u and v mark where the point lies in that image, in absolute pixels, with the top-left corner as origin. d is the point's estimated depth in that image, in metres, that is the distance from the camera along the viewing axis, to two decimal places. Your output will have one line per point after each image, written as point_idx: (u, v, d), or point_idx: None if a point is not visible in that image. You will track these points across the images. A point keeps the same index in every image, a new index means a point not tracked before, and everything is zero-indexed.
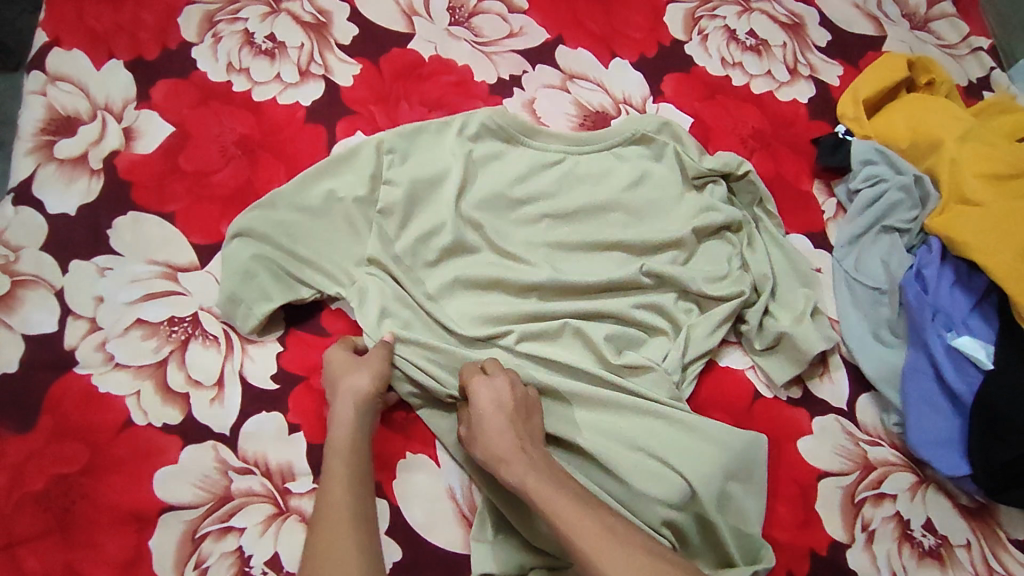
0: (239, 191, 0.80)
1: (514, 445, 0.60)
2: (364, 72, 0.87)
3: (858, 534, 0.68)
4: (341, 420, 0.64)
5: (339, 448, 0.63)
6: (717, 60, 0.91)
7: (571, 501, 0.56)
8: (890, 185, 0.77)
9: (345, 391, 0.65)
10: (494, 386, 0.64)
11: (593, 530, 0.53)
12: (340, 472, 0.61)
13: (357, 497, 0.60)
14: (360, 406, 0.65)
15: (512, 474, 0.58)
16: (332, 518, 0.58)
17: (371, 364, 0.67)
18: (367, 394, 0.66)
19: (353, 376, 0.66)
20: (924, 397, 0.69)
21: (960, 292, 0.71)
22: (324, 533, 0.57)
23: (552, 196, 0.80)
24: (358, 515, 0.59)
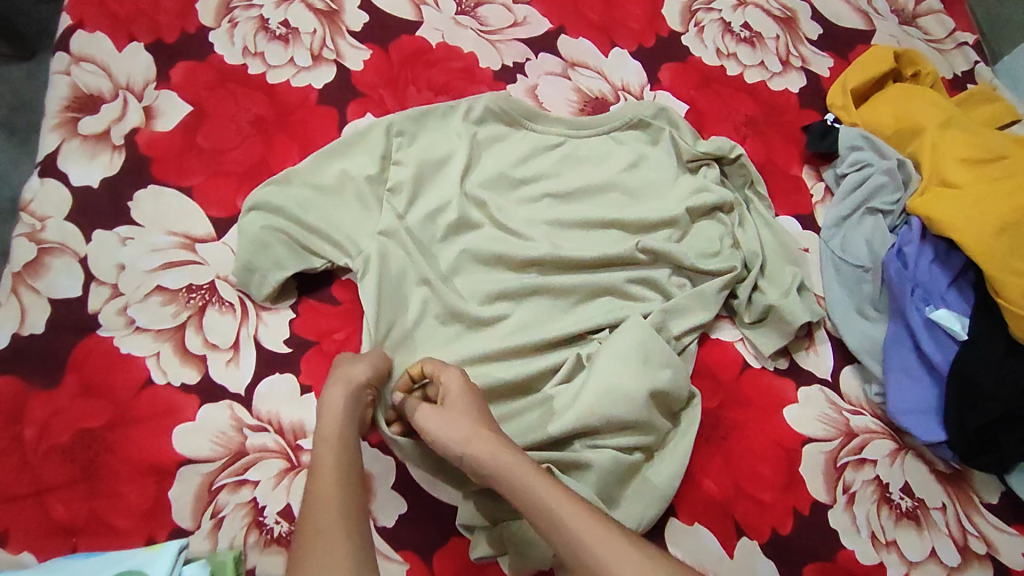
0: (254, 168, 0.84)
1: (490, 430, 0.62)
2: (374, 57, 0.91)
3: (839, 495, 0.72)
4: (330, 410, 0.62)
5: (329, 439, 0.60)
6: (713, 50, 0.94)
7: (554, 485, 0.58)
8: (876, 169, 0.81)
9: (336, 381, 0.64)
10: (466, 378, 0.67)
11: (582, 518, 0.55)
12: (330, 463, 0.59)
13: (346, 487, 0.57)
14: (351, 396, 0.64)
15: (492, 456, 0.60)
16: (322, 509, 0.55)
17: (371, 358, 0.68)
18: (359, 383, 0.65)
19: (347, 366, 0.66)
20: (903, 365, 0.73)
21: (938, 268, 0.75)
22: (314, 525, 0.54)
23: (553, 176, 0.84)
24: (348, 506, 0.56)
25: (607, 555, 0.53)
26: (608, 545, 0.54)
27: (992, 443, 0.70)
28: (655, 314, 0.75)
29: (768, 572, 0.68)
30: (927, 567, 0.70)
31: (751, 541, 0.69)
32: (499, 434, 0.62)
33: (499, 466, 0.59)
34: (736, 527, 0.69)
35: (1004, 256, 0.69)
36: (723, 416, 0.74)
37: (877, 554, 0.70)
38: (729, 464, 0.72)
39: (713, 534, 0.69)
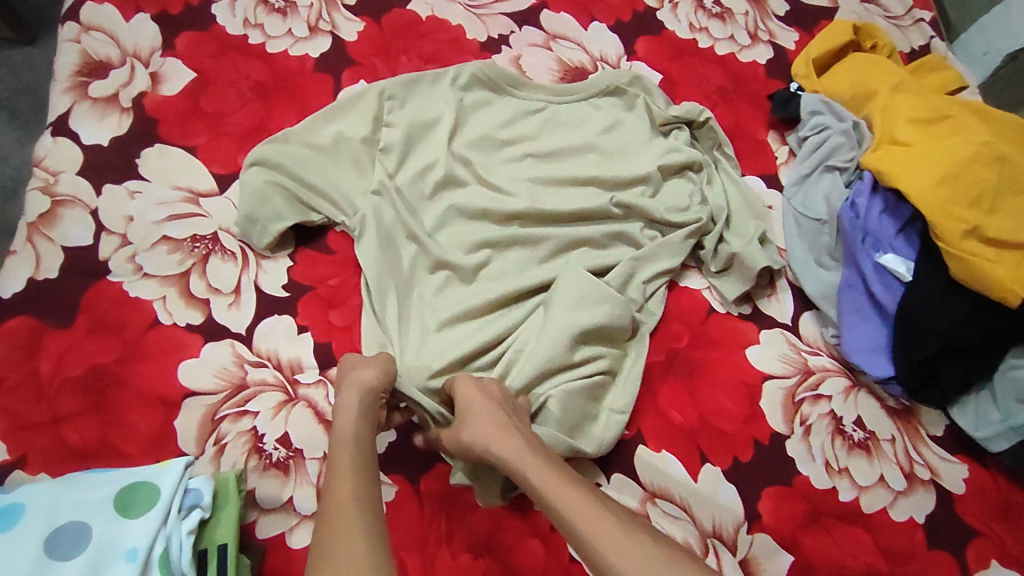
0: (254, 129, 0.89)
1: (498, 425, 0.64)
2: (367, 29, 0.97)
3: (796, 427, 0.78)
4: (345, 412, 0.65)
5: (345, 439, 0.62)
6: (686, 25, 1.01)
7: (555, 471, 0.60)
8: (834, 131, 0.87)
9: (352, 385, 0.67)
10: (479, 378, 0.70)
11: (588, 509, 0.56)
12: (345, 459, 0.60)
13: (365, 482, 0.58)
14: (364, 398, 0.66)
15: (499, 450, 0.62)
16: (337, 504, 0.56)
17: (379, 362, 0.70)
18: (372, 387, 0.67)
19: (362, 372, 0.68)
20: (856, 308, 0.80)
21: (888, 218, 0.80)
22: (331, 519, 0.54)
23: (535, 138, 0.90)
24: (364, 498, 0.57)
25: (613, 547, 0.53)
26: (622, 545, 0.53)
27: (934, 377, 0.76)
28: (626, 260, 0.81)
29: (729, 494, 0.74)
30: (876, 491, 0.76)
31: (714, 467, 0.75)
32: (509, 427, 0.64)
33: (502, 456, 0.62)
34: (700, 454, 0.75)
35: (944, 203, 0.75)
36: (689, 355, 0.80)
37: (830, 479, 0.76)
38: (695, 398, 0.78)
39: (679, 460, 0.75)
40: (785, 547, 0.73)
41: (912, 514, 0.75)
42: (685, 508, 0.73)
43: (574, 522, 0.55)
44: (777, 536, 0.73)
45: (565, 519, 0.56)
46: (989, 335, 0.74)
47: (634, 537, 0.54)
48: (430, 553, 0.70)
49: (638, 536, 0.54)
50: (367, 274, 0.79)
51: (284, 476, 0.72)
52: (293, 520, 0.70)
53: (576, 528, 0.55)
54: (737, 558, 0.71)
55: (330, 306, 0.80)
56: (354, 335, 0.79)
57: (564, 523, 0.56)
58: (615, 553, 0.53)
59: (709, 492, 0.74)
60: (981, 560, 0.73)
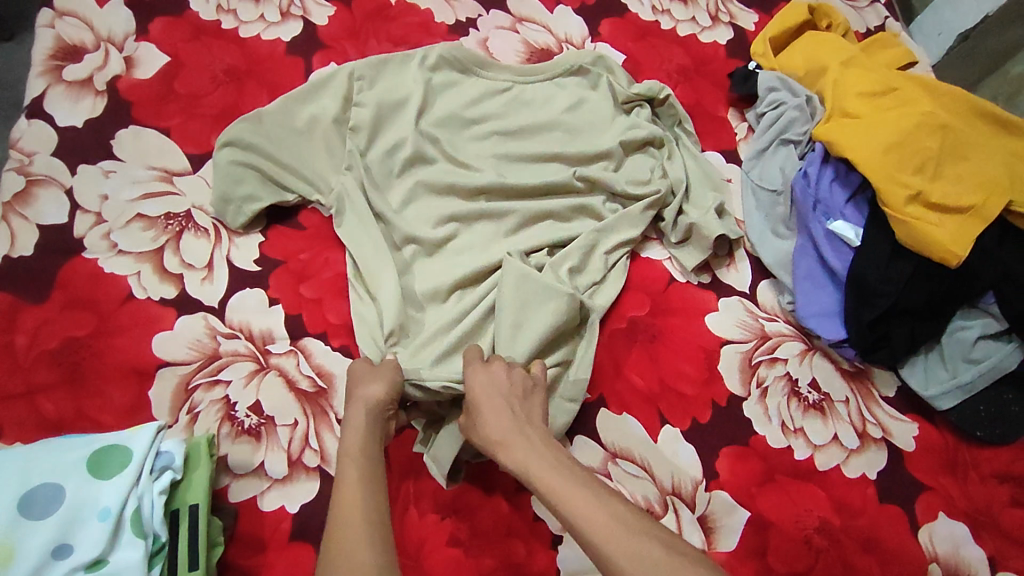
0: (227, 111, 0.92)
1: (509, 429, 0.65)
2: (338, 13, 1.00)
3: (753, 389, 0.80)
4: (353, 425, 0.66)
5: (351, 453, 0.63)
6: (648, 7, 1.04)
7: (565, 474, 0.61)
8: (789, 106, 0.91)
9: (358, 400, 0.68)
10: (488, 375, 0.70)
11: (596, 515, 0.56)
12: (352, 475, 0.61)
13: (372, 496, 0.60)
14: (371, 413, 0.67)
15: (510, 456, 0.64)
16: (344, 519, 0.57)
17: (385, 376, 0.70)
18: (378, 400, 0.68)
19: (365, 387, 0.69)
20: (809, 276, 0.83)
21: (838, 186, 0.84)
22: (339, 535, 0.56)
23: (501, 117, 0.93)
24: (371, 511, 0.58)
25: (625, 556, 0.53)
26: (627, 552, 0.53)
27: (884, 338, 0.79)
28: (587, 233, 0.83)
29: (688, 454, 0.76)
30: (829, 450, 0.78)
31: (674, 428, 0.77)
32: (519, 431, 0.66)
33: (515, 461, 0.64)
34: (659, 415, 0.77)
35: (890, 169, 0.78)
36: (651, 323, 0.82)
37: (786, 439, 0.78)
38: (657, 363, 0.80)
39: (639, 422, 0.77)
40: (741, 503, 0.74)
41: (864, 471, 0.77)
42: (645, 467, 0.74)
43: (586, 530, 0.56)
44: (735, 493, 0.74)
45: (576, 526, 0.56)
46: (933, 295, 0.78)
47: (645, 546, 0.54)
48: (397, 515, 0.72)
49: (649, 547, 0.54)
50: (349, 252, 0.81)
51: (256, 442, 0.72)
52: (264, 484, 0.71)
53: (587, 534, 0.55)
54: (696, 514, 0.73)
55: (300, 279, 0.81)
56: (324, 307, 0.80)
57: (576, 531, 0.56)
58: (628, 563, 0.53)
59: (669, 452, 0.75)
60: (930, 513, 0.75)
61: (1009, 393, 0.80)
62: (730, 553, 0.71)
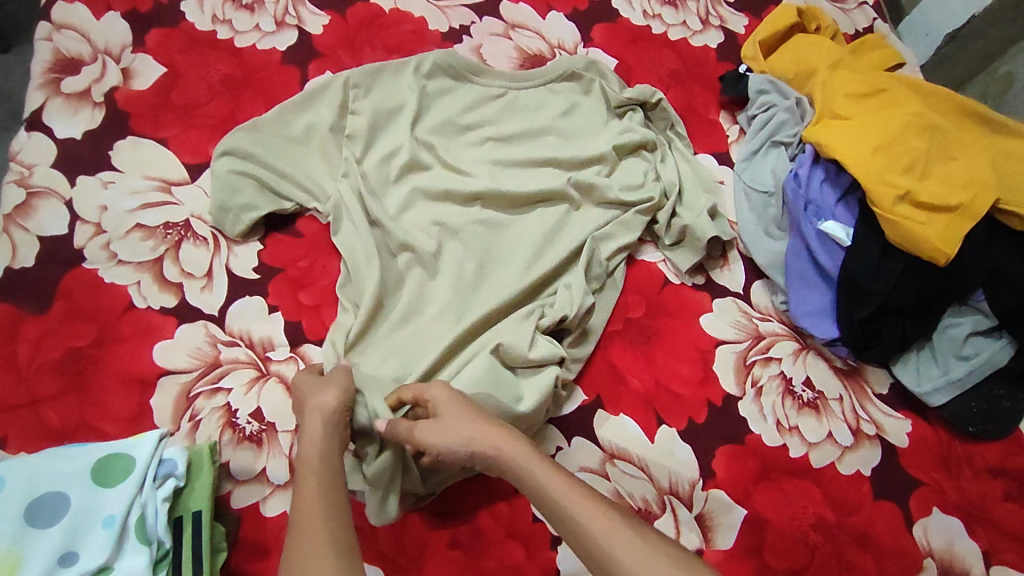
0: (224, 121, 0.93)
1: (476, 420, 0.64)
2: (332, 22, 1.01)
3: (748, 388, 0.81)
4: (309, 436, 0.64)
5: (310, 460, 0.62)
6: (640, 12, 1.06)
7: (541, 464, 0.61)
8: (779, 109, 0.92)
9: (312, 411, 0.66)
10: (449, 383, 0.69)
11: (595, 511, 0.56)
12: (312, 483, 0.60)
13: (333, 504, 0.58)
14: (328, 422, 0.66)
15: (483, 447, 0.62)
16: (306, 528, 0.56)
17: (336, 383, 0.69)
18: (333, 409, 0.67)
19: (315, 398, 0.68)
20: (802, 275, 0.84)
21: (828, 187, 0.85)
22: (302, 553, 0.54)
23: (495, 123, 0.94)
24: (334, 525, 0.56)
25: (617, 545, 0.54)
26: (625, 546, 0.54)
27: (876, 336, 0.80)
28: (585, 241, 0.84)
29: (685, 453, 0.76)
30: (824, 447, 0.79)
31: (670, 429, 0.78)
32: (485, 421, 0.64)
33: (487, 452, 0.62)
34: (656, 416, 0.78)
35: (878, 170, 0.79)
36: (646, 325, 0.83)
37: (781, 437, 0.79)
38: (653, 365, 0.81)
39: (637, 423, 0.77)
40: (737, 501, 0.75)
41: (859, 468, 0.78)
42: (643, 468, 0.75)
43: (574, 519, 0.56)
44: (731, 492, 0.75)
45: (573, 524, 0.56)
46: (924, 293, 0.79)
47: (632, 535, 0.55)
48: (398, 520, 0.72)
49: (636, 536, 0.55)
50: (347, 260, 0.82)
51: (257, 449, 0.73)
52: (266, 490, 0.71)
53: (578, 527, 0.56)
54: (693, 513, 0.74)
55: (299, 286, 0.82)
56: (323, 313, 0.81)
57: (573, 528, 0.56)
58: (620, 551, 0.54)
59: (666, 452, 0.76)
60: (925, 508, 0.76)
61: (1000, 390, 0.81)
62: (727, 551, 0.72)
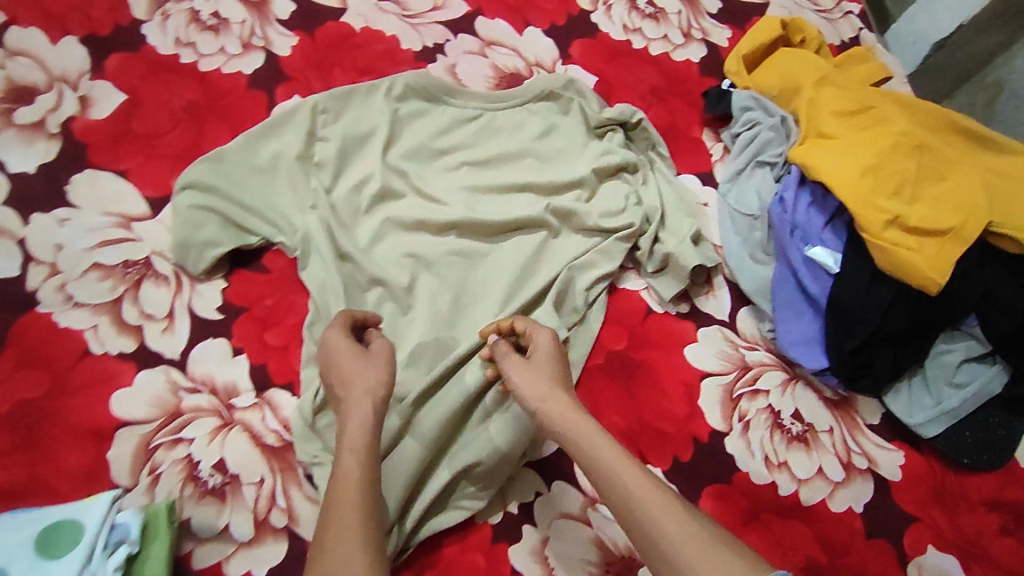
0: (187, 150, 0.89)
1: (551, 384, 0.64)
2: (301, 43, 0.97)
3: (735, 423, 0.78)
4: (356, 419, 0.63)
5: (354, 447, 0.61)
6: (620, 26, 1.02)
7: (602, 434, 0.59)
8: (763, 127, 0.89)
9: (361, 391, 0.65)
10: (549, 339, 0.70)
11: (660, 498, 0.54)
12: (354, 471, 0.59)
13: (369, 496, 0.58)
14: (377, 405, 0.64)
15: (553, 411, 0.62)
16: (337, 518, 0.55)
17: (380, 364, 0.67)
18: (380, 393, 0.65)
19: (363, 378, 0.66)
20: (790, 303, 0.80)
21: (815, 211, 0.82)
22: (335, 536, 0.54)
23: (470, 146, 0.90)
24: (368, 512, 0.56)
25: (673, 523, 0.52)
26: (689, 540, 0.51)
27: (867, 365, 0.77)
28: (562, 271, 0.81)
29: None
30: (815, 484, 0.76)
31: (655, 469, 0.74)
32: (560, 387, 0.65)
33: (553, 418, 0.62)
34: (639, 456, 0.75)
35: (866, 194, 0.76)
36: (628, 358, 0.80)
37: (770, 474, 0.76)
38: (636, 401, 0.78)
39: None
40: None
41: (850, 504, 0.75)
42: None
43: (629, 491, 0.54)
44: None
45: (634, 510, 0.54)
46: (914, 321, 0.76)
47: (683, 514, 0.53)
48: None
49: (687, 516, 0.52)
50: (314, 298, 0.78)
51: (220, 503, 0.69)
52: (229, 548, 0.68)
53: (637, 512, 0.53)
54: None
55: (266, 326, 0.78)
56: (290, 355, 0.77)
57: (633, 514, 0.54)
58: (669, 527, 0.51)
59: None
60: (918, 546, 0.74)
61: (995, 417, 0.78)
62: None
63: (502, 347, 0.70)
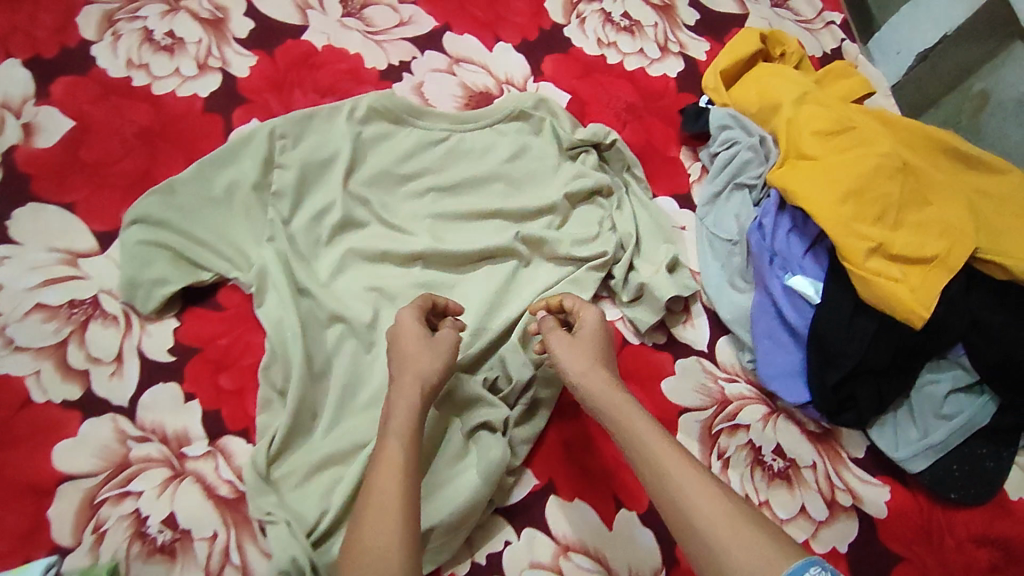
0: (139, 180, 0.84)
1: (594, 361, 0.64)
2: (260, 63, 0.93)
3: (714, 461, 0.74)
4: (402, 405, 0.60)
5: (401, 433, 0.58)
6: (594, 40, 0.98)
7: (642, 413, 0.59)
8: (742, 146, 0.85)
9: (413, 377, 0.62)
10: (598, 319, 0.69)
11: (703, 485, 0.52)
12: (397, 458, 0.56)
13: (410, 487, 0.55)
14: (425, 393, 0.62)
15: (592, 387, 0.62)
16: (376, 509, 0.53)
17: (439, 350, 0.65)
18: (432, 380, 0.63)
19: (420, 363, 0.64)
20: (769, 333, 0.77)
21: (795, 237, 0.79)
22: (374, 514, 0.52)
23: (437, 171, 0.86)
24: (409, 503, 0.54)
25: (714, 507, 0.50)
26: (728, 528, 0.49)
27: (850, 399, 0.74)
28: (532, 301, 0.77)
29: (647, 538, 0.70)
30: (797, 524, 0.72)
31: (630, 512, 0.71)
32: (602, 365, 0.64)
33: (595, 396, 0.61)
34: (614, 499, 0.71)
35: (847, 221, 0.72)
36: None
37: None
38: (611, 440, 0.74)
39: (593, 507, 0.71)
40: None
41: (834, 544, 0.72)
42: (600, 560, 0.68)
43: (666, 468, 0.54)
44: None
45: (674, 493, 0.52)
46: (898, 354, 0.73)
47: (724, 499, 0.51)
48: None
49: (723, 496, 0.51)
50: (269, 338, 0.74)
51: (170, 561, 0.65)
52: None
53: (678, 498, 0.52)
54: None
55: (220, 369, 0.75)
56: (246, 399, 0.74)
57: (675, 496, 0.52)
58: (706, 506, 0.51)
59: (625, 540, 0.69)
60: None
61: (983, 449, 0.75)
62: None
63: (549, 323, 0.70)
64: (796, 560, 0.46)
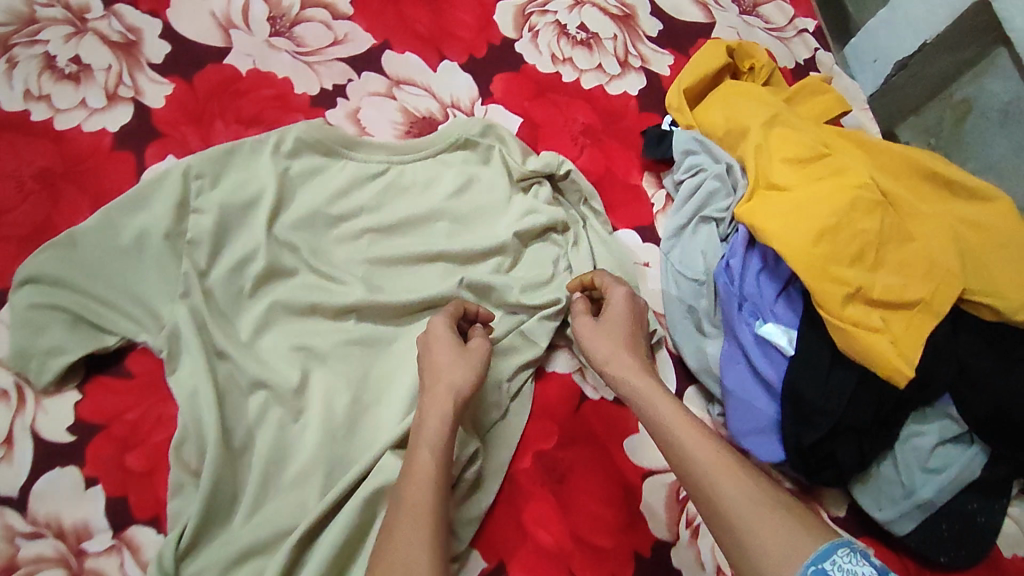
0: (38, 229, 0.75)
1: (618, 346, 0.66)
2: (177, 91, 0.84)
3: (682, 531, 0.68)
4: (432, 414, 0.59)
5: (431, 438, 0.57)
6: (548, 56, 0.90)
7: (665, 394, 0.61)
8: (708, 174, 0.78)
9: (446, 388, 0.61)
10: (631, 302, 0.70)
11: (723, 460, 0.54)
12: (426, 462, 0.56)
13: (440, 492, 0.54)
14: (458, 405, 0.60)
15: (616, 371, 0.64)
16: (406, 515, 0.52)
17: (472, 360, 0.64)
18: (466, 392, 0.61)
19: (453, 373, 0.62)
20: (739, 386, 0.70)
21: (766, 278, 0.72)
22: (402, 519, 0.52)
23: (374, 210, 0.78)
24: (439, 505, 0.53)
25: (735, 483, 0.52)
26: (749, 502, 0.50)
27: (829, 459, 0.66)
28: None
29: None
30: None
31: None
32: (625, 349, 0.66)
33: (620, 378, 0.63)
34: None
35: (823, 262, 0.65)
36: (557, 457, 0.69)
37: None
38: (567, 512, 0.67)
39: None
40: None
41: None
42: None
43: (687, 448, 0.55)
44: None
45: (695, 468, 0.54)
46: (882, 409, 0.65)
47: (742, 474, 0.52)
48: None
49: (747, 477, 0.52)
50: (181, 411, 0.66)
51: None
52: None
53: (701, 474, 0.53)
54: None
55: (126, 447, 0.66)
56: (156, 482, 0.65)
57: (696, 471, 0.54)
58: (725, 481, 0.52)
59: None
60: None
61: (974, 503, 0.69)
62: None
63: (580, 306, 0.71)
64: (823, 542, 0.46)
